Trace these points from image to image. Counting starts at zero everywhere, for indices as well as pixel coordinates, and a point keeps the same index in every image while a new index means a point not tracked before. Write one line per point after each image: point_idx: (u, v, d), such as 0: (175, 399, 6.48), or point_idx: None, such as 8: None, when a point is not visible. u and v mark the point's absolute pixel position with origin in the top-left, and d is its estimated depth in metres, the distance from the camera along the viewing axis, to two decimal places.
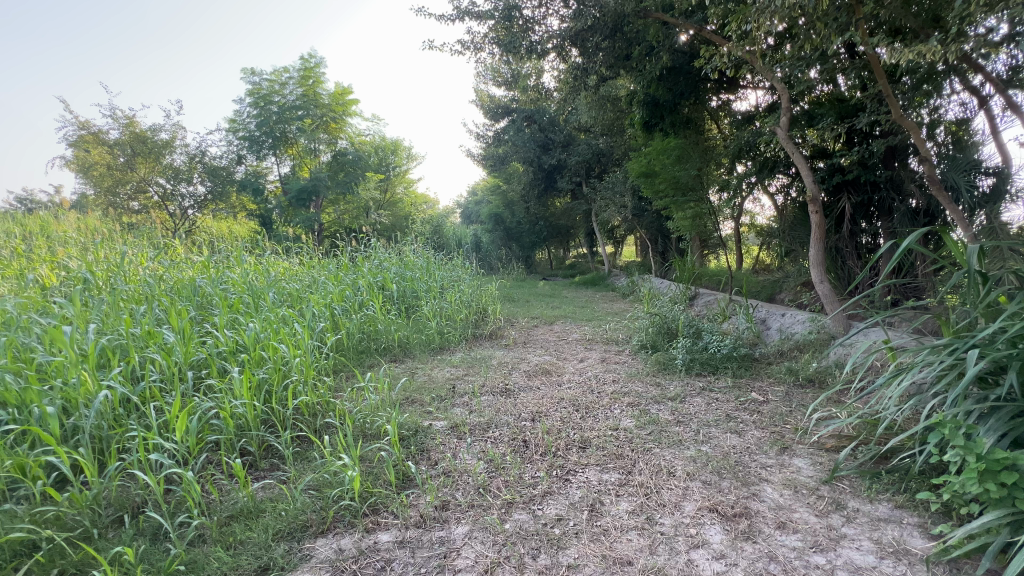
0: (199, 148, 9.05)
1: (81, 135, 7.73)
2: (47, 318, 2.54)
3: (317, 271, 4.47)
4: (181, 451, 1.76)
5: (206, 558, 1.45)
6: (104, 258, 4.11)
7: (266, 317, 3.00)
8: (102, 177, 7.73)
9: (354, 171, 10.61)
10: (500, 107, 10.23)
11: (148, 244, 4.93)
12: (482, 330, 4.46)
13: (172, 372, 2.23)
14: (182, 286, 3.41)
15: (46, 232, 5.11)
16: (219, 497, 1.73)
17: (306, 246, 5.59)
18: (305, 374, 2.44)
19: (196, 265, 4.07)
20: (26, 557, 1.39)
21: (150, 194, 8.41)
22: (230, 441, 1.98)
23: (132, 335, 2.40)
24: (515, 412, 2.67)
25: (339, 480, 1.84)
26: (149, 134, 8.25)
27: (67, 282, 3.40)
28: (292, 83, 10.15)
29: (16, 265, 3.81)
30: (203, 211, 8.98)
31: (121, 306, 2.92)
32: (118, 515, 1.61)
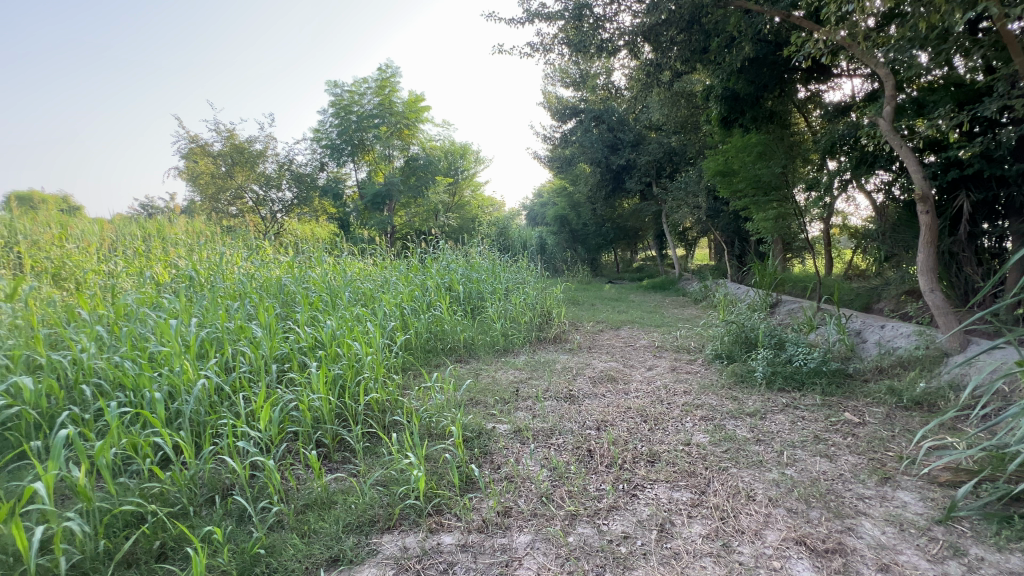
0: (288, 156, 9.83)
1: (191, 148, 8.68)
2: (159, 312, 2.85)
3: (389, 271, 4.67)
4: (265, 439, 1.88)
5: (284, 544, 1.53)
6: (206, 258, 4.58)
7: (343, 315, 3.16)
8: (207, 185, 8.70)
9: (425, 176, 10.99)
10: (569, 108, 10.03)
11: (244, 245, 5.39)
12: (547, 333, 4.41)
13: (259, 364, 2.41)
14: (270, 284, 3.69)
15: (162, 234, 5.78)
16: (297, 485, 1.83)
17: (380, 247, 5.86)
18: (376, 372, 2.53)
19: (283, 265, 4.41)
20: (135, 527, 1.55)
21: (246, 200, 9.26)
22: (308, 432, 2.09)
23: (227, 329, 2.64)
24: (579, 419, 2.60)
25: (405, 477, 1.87)
26: (246, 145, 9.09)
27: (177, 279, 3.82)
28: (370, 93, 10.71)
29: (138, 264, 4.33)
30: (289, 215, 9.74)
31: (219, 301, 3.22)
32: (211, 495, 1.75)
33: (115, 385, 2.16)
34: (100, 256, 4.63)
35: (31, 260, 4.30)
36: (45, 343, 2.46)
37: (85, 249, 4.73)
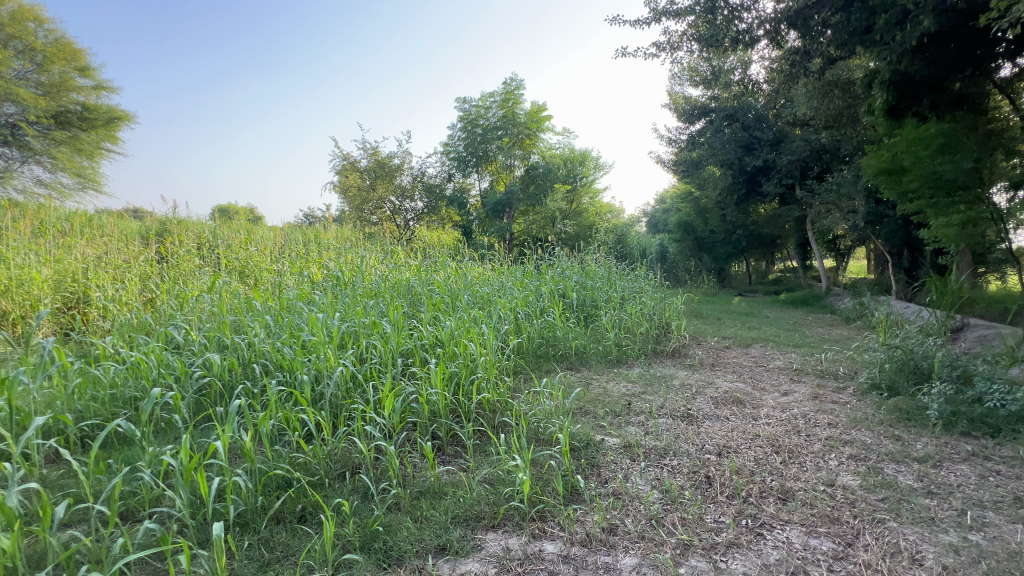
0: (421, 169, 10.77)
1: (343, 165, 10.00)
2: (312, 306, 3.31)
3: (506, 276, 4.83)
4: (388, 426, 2.06)
5: (399, 525, 1.65)
6: (351, 261, 5.21)
7: (461, 316, 3.34)
8: (354, 197, 9.94)
9: (544, 183, 11.16)
10: (699, 108, 9.41)
11: (381, 249, 6.02)
12: (664, 346, 4.16)
13: (387, 356, 2.65)
14: (400, 285, 4.07)
15: (319, 240, 6.73)
16: (413, 472, 1.97)
17: (498, 253, 6.10)
18: (489, 373, 2.62)
19: (412, 268, 4.83)
20: (284, 490, 1.80)
21: (385, 210, 10.37)
22: (425, 424, 2.24)
23: (362, 323, 2.96)
24: (697, 442, 2.39)
25: (511, 479, 1.90)
26: (387, 161, 10.17)
27: (327, 278, 4.40)
28: (495, 107, 11.25)
29: (299, 265, 5.10)
30: (420, 222, 10.66)
31: (359, 299, 3.64)
32: (343, 471, 1.96)
33: (276, 365, 2.56)
34: (273, 257, 5.55)
35: (226, 260, 5.33)
36: (231, 327, 3.01)
37: (263, 252, 5.70)
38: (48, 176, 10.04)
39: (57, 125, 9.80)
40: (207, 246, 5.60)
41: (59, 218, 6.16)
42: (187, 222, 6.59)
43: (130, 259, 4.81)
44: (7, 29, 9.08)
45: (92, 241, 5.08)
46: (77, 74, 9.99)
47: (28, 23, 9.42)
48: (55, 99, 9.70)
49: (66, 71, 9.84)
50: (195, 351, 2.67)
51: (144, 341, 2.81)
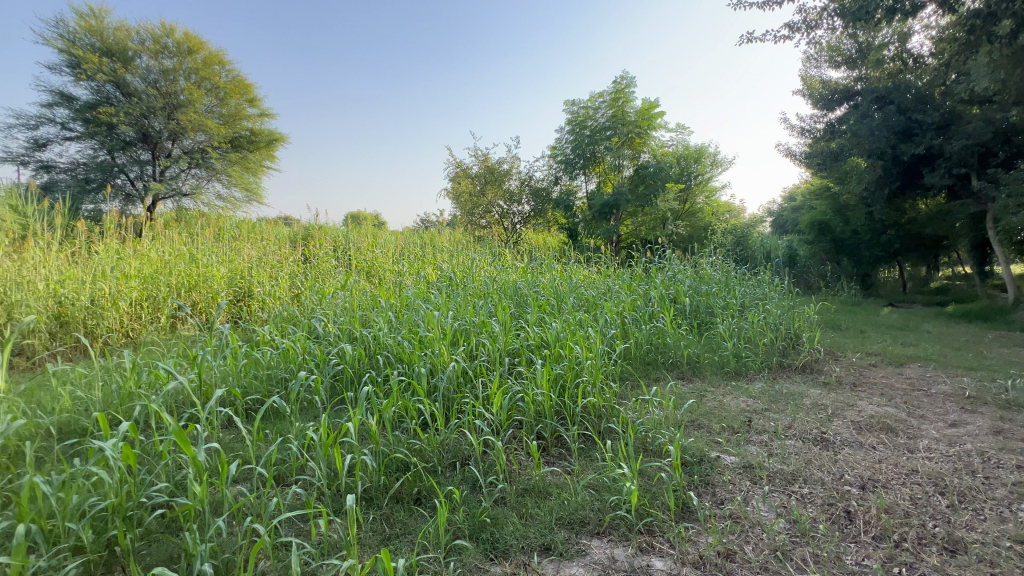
0: (529, 173, 11.01)
1: (456, 172, 10.63)
2: (427, 304, 3.57)
3: (612, 279, 4.73)
4: (496, 423, 2.13)
5: (505, 519, 1.70)
6: (462, 262, 5.52)
7: (566, 319, 3.34)
8: (467, 202, 10.60)
9: (655, 183, 10.51)
10: (841, 91, 8.28)
11: (490, 252, 6.27)
12: (791, 359, 3.73)
13: (495, 355, 2.74)
14: (508, 287, 4.20)
15: (434, 242, 7.23)
16: (519, 470, 2.01)
17: (605, 255, 5.99)
18: (595, 377, 2.58)
19: (519, 270, 4.97)
20: (403, 473, 1.95)
21: (493, 214, 10.81)
22: (530, 423, 2.28)
23: (473, 322, 3.11)
24: (835, 471, 2.10)
25: (617, 487, 1.85)
26: (497, 166, 10.58)
27: (441, 278, 4.71)
28: (604, 107, 11.08)
29: (417, 266, 5.54)
30: (527, 225, 10.92)
31: (469, 299, 3.83)
32: (453, 461, 2.07)
33: (397, 357, 2.80)
34: (394, 259, 6.08)
35: (357, 261, 5.98)
36: (360, 321, 3.36)
37: (387, 254, 6.29)
38: (226, 191, 12.19)
39: (233, 148, 11.84)
40: (341, 249, 6.33)
41: (233, 226, 7.43)
42: (326, 228, 7.51)
43: (283, 261, 5.62)
44: (200, 73, 11.02)
45: (256, 245, 6.05)
46: (247, 106, 11.95)
47: (215, 65, 11.37)
48: (232, 126, 11.73)
49: (240, 103, 11.82)
50: (332, 341, 3.04)
51: (293, 330, 3.27)
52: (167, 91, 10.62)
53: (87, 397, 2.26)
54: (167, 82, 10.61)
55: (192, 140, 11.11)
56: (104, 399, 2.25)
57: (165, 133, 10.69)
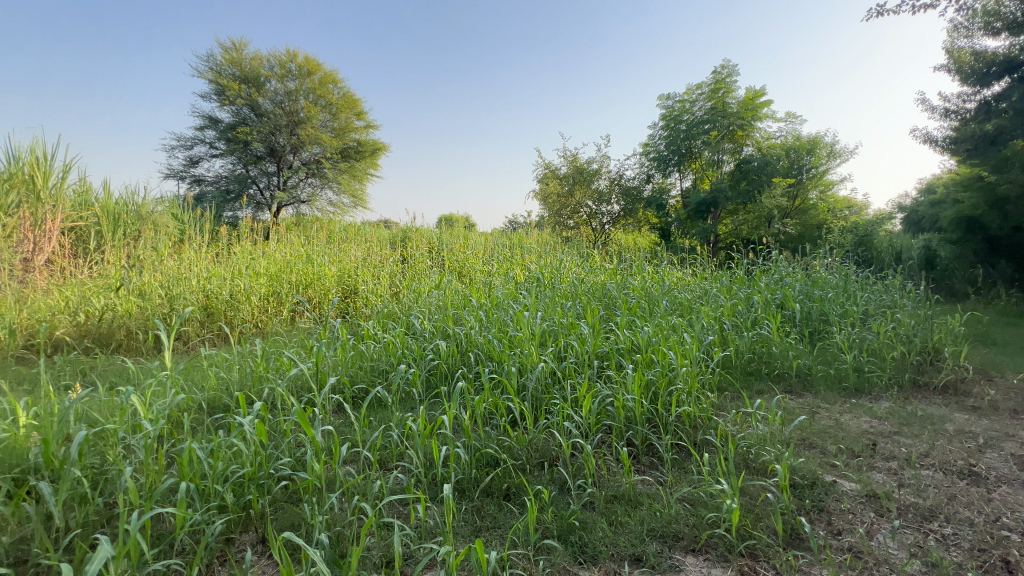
0: (619, 173, 10.75)
1: (545, 173, 10.72)
2: (516, 305, 3.63)
3: (709, 282, 4.45)
4: (584, 426, 2.10)
5: (594, 524, 1.68)
6: (550, 263, 5.55)
7: (658, 323, 3.20)
8: (555, 203, 10.72)
9: (760, 179, 9.79)
10: (1000, 62, 6.82)
11: (578, 253, 6.23)
12: (929, 377, 3.22)
13: (584, 357, 2.72)
14: (597, 289, 4.13)
15: (522, 244, 7.34)
16: (608, 476, 1.97)
17: (701, 256, 5.66)
18: (690, 386, 2.44)
19: (608, 271, 4.87)
20: (493, 468, 2.01)
21: (581, 214, 10.74)
22: (620, 429, 2.22)
23: (562, 324, 3.10)
24: (989, 512, 1.78)
25: (715, 503, 1.74)
26: (585, 166, 10.48)
27: (529, 280, 4.76)
28: (702, 99, 10.48)
29: (506, 266, 5.67)
30: (616, 225, 10.68)
31: (557, 300, 3.83)
32: (541, 461, 2.08)
33: (487, 356, 2.88)
34: (484, 260, 6.27)
35: (449, 262, 6.26)
36: (453, 319, 3.51)
37: (477, 255, 6.51)
38: (337, 198, 13.43)
39: (343, 159, 13.03)
40: (435, 251, 6.66)
41: (342, 229, 8.17)
42: (421, 231, 7.97)
43: (384, 262, 6.05)
44: (316, 92, 12.27)
45: (361, 247, 6.59)
46: (355, 119, 13.06)
47: (329, 84, 12.58)
48: (342, 139, 12.90)
49: (349, 117, 12.97)
50: (427, 338, 3.21)
51: (394, 326, 3.51)
52: (291, 110, 11.98)
53: (228, 377, 2.61)
54: (290, 102, 11.98)
55: (309, 153, 12.41)
56: (241, 379, 2.60)
57: (288, 147, 12.05)
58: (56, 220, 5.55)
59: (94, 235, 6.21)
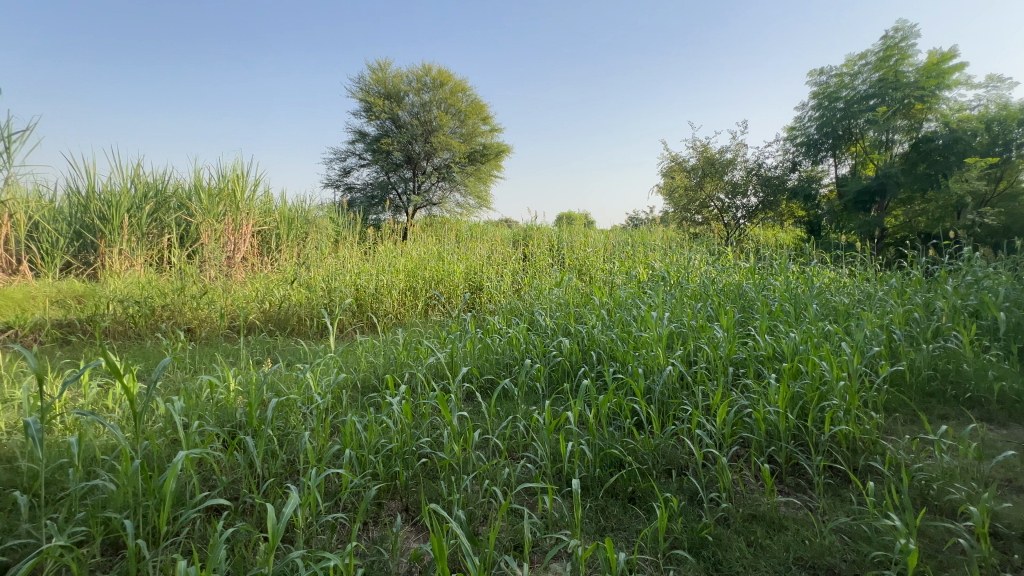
0: (757, 162, 9.74)
1: (671, 166, 10.18)
2: (641, 304, 3.51)
3: (874, 284, 3.81)
4: (718, 436, 1.96)
5: (730, 541, 1.56)
6: (676, 261, 5.26)
7: (807, 329, 2.84)
8: (681, 197, 10.13)
9: (947, 160, 8.10)
10: None
11: (708, 250, 5.80)
12: None
13: (717, 363, 2.51)
14: (732, 290, 3.81)
15: (644, 241, 7.06)
16: (746, 492, 1.82)
17: (862, 254, 4.88)
18: (850, 403, 2.13)
19: (744, 270, 4.45)
20: (618, 470, 1.98)
21: (711, 209, 9.99)
22: (759, 444, 2.03)
23: (691, 326, 2.92)
24: None
25: (883, 540, 1.50)
26: (717, 156, 9.70)
27: (653, 278, 4.57)
28: (867, 71, 9.17)
29: (628, 265, 5.53)
30: (752, 220, 9.70)
31: (685, 301, 3.62)
32: (669, 468, 1.99)
33: (610, 356, 2.83)
34: (605, 257, 6.17)
35: (570, 261, 6.28)
36: (574, 317, 3.51)
37: (598, 253, 6.44)
38: (464, 200, 14.32)
39: (470, 162, 13.83)
40: (556, 249, 6.73)
41: (468, 228, 8.68)
42: (542, 229, 8.12)
43: (507, 260, 6.30)
44: (448, 101, 13.23)
45: (485, 245, 6.94)
46: (481, 124, 13.81)
47: (460, 93, 13.50)
48: (470, 143, 13.69)
49: (476, 123, 13.72)
50: (549, 334, 3.26)
51: (517, 321, 3.63)
52: (425, 120, 13.07)
53: (376, 361, 2.95)
54: (425, 113, 13.08)
55: (440, 158, 13.41)
56: (387, 363, 2.93)
57: (423, 154, 13.16)
58: (250, 224, 6.81)
59: (275, 237, 7.50)
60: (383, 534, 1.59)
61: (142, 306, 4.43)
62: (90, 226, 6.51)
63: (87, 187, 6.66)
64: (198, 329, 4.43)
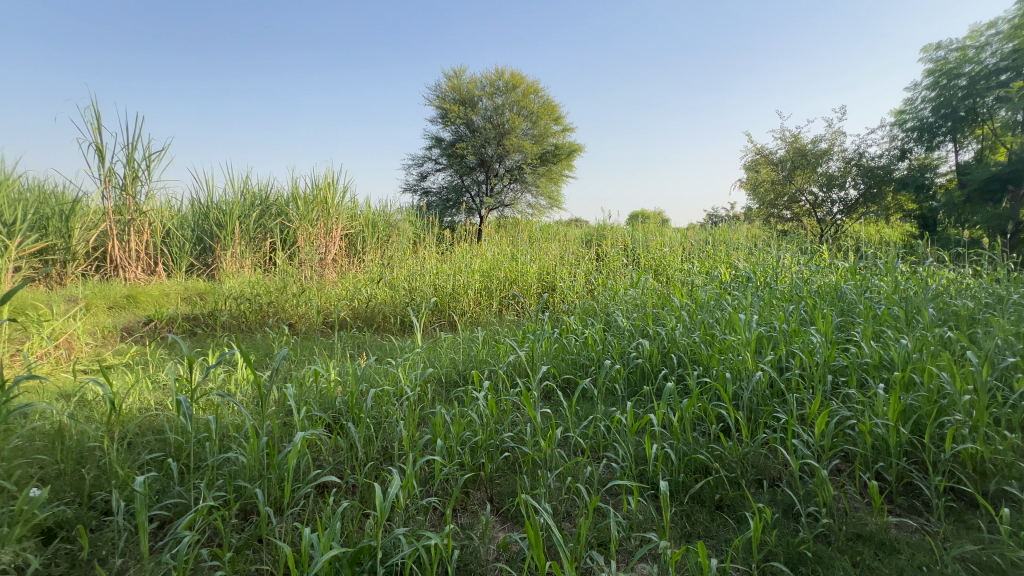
0: (858, 150, 8.83)
1: (756, 160, 9.56)
2: (724, 306, 3.34)
3: (1007, 286, 3.34)
4: (817, 448, 1.84)
5: (832, 559, 1.48)
6: (763, 261, 4.95)
7: (923, 334, 2.55)
8: (767, 192, 9.47)
9: None
10: None
11: (799, 248, 5.40)
12: None
13: (813, 370, 2.34)
14: (828, 292, 3.52)
15: (726, 240, 6.69)
16: (850, 509, 1.69)
17: (990, 251, 4.29)
18: (977, 419, 1.90)
19: (842, 270, 4.09)
20: (704, 476, 1.92)
21: (802, 204, 9.26)
22: (865, 458, 1.88)
23: (783, 330, 2.74)
24: None
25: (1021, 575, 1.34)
26: (809, 147, 8.95)
27: (737, 279, 4.33)
28: (996, 42, 8.21)
29: (709, 265, 5.28)
30: (851, 216, 8.76)
31: (775, 303, 3.40)
32: (760, 478, 1.90)
33: (692, 359, 2.74)
34: (683, 257, 5.94)
35: (645, 260, 6.13)
36: (652, 319, 3.44)
37: (675, 252, 6.20)
38: (535, 200, 14.43)
39: (542, 163, 13.90)
40: (630, 249, 6.58)
41: (540, 229, 8.74)
42: (616, 228, 7.98)
43: (580, 260, 6.27)
44: (520, 104, 13.42)
45: (558, 245, 6.97)
46: (553, 124, 13.85)
47: (531, 95, 13.65)
48: (541, 144, 13.77)
49: (548, 123, 13.78)
50: (626, 336, 3.21)
51: (593, 322, 3.62)
52: (498, 123, 13.34)
53: (457, 358, 3.09)
54: (497, 116, 13.37)
55: (512, 160, 13.62)
56: (467, 360, 3.05)
57: (495, 157, 13.44)
58: (339, 228, 7.38)
59: (361, 239, 8.06)
60: (473, 520, 1.69)
61: (251, 302, 4.98)
62: (210, 232, 7.42)
63: (207, 197, 7.58)
64: (298, 324, 4.89)
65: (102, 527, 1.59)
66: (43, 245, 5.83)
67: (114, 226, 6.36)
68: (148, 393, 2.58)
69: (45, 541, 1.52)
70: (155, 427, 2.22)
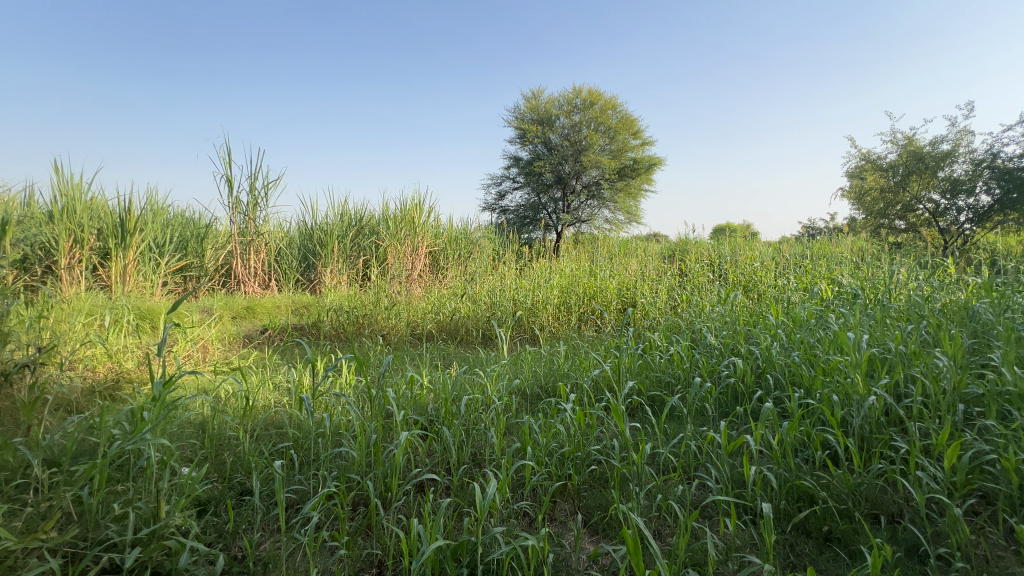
0: (990, 151, 7.76)
1: (862, 166, 8.74)
2: (828, 324, 3.08)
3: None
4: (947, 484, 1.64)
5: None
6: (873, 276, 4.50)
7: None
8: (875, 201, 8.62)
9: None
10: None
11: (917, 261, 4.83)
12: None
13: (940, 399, 2.09)
14: (958, 311, 3.11)
15: (826, 254, 6.18)
16: (992, 557, 1.50)
17: None
18: None
19: (974, 286, 3.60)
20: (810, 506, 1.79)
21: (920, 213, 8.29)
22: (1011, 499, 1.64)
23: (900, 352, 2.48)
24: None
25: None
26: (928, 149, 8.01)
27: (841, 296, 3.98)
28: None
29: (807, 280, 4.92)
30: (983, 224, 7.72)
31: (889, 322, 3.07)
32: (877, 513, 1.74)
33: (791, 381, 2.56)
34: (776, 272, 5.57)
35: (734, 275, 5.82)
36: (744, 337, 3.26)
37: (768, 267, 5.84)
38: (613, 215, 14.35)
39: (620, 178, 13.79)
40: (717, 263, 6.30)
41: (619, 244, 8.63)
42: (700, 243, 7.69)
43: (662, 275, 6.12)
44: (598, 120, 13.48)
45: (638, 260, 6.84)
46: (631, 138, 13.73)
47: (609, 111, 13.67)
48: (620, 159, 13.68)
49: (626, 138, 13.67)
50: (715, 354, 3.08)
51: (679, 339, 3.51)
52: (576, 140, 13.48)
53: (540, 371, 3.15)
54: (575, 133, 13.52)
55: (590, 176, 13.66)
56: (549, 373, 3.10)
57: (573, 173, 13.54)
58: (425, 245, 7.84)
59: (444, 256, 8.49)
60: (563, 530, 1.72)
61: (349, 315, 5.44)
62: (314, 250, 8.23)
63: (312, 220, 8.44)
64: (389, 335, 5.25)
65: (241, 505, 1.85)
66: (184, 264, 6.82)
67: (239, 247, 7.23)
68: (269, 392, 2.92)
69: (198, 513, 1.79)
70: (277, 422, 2.51)
